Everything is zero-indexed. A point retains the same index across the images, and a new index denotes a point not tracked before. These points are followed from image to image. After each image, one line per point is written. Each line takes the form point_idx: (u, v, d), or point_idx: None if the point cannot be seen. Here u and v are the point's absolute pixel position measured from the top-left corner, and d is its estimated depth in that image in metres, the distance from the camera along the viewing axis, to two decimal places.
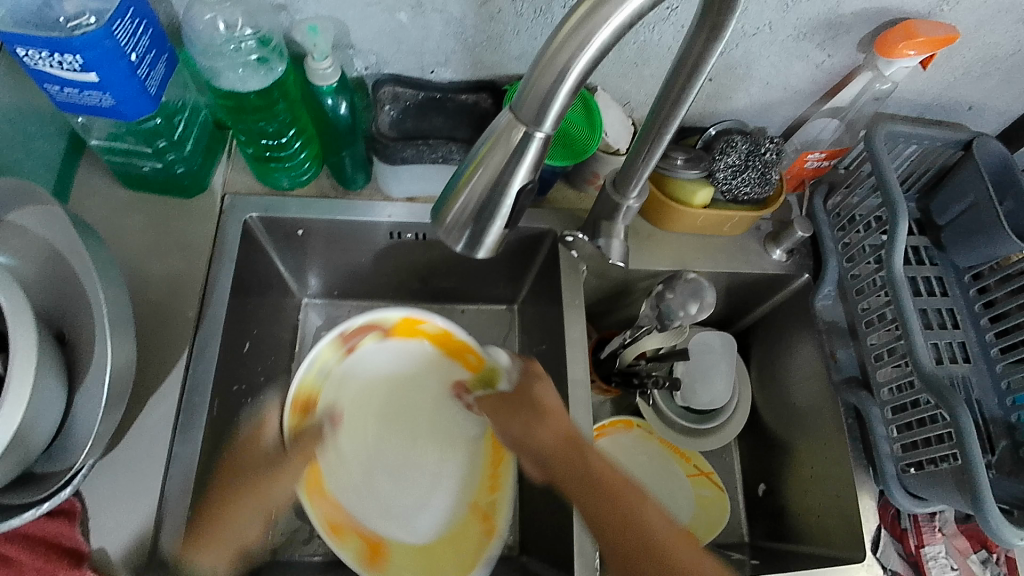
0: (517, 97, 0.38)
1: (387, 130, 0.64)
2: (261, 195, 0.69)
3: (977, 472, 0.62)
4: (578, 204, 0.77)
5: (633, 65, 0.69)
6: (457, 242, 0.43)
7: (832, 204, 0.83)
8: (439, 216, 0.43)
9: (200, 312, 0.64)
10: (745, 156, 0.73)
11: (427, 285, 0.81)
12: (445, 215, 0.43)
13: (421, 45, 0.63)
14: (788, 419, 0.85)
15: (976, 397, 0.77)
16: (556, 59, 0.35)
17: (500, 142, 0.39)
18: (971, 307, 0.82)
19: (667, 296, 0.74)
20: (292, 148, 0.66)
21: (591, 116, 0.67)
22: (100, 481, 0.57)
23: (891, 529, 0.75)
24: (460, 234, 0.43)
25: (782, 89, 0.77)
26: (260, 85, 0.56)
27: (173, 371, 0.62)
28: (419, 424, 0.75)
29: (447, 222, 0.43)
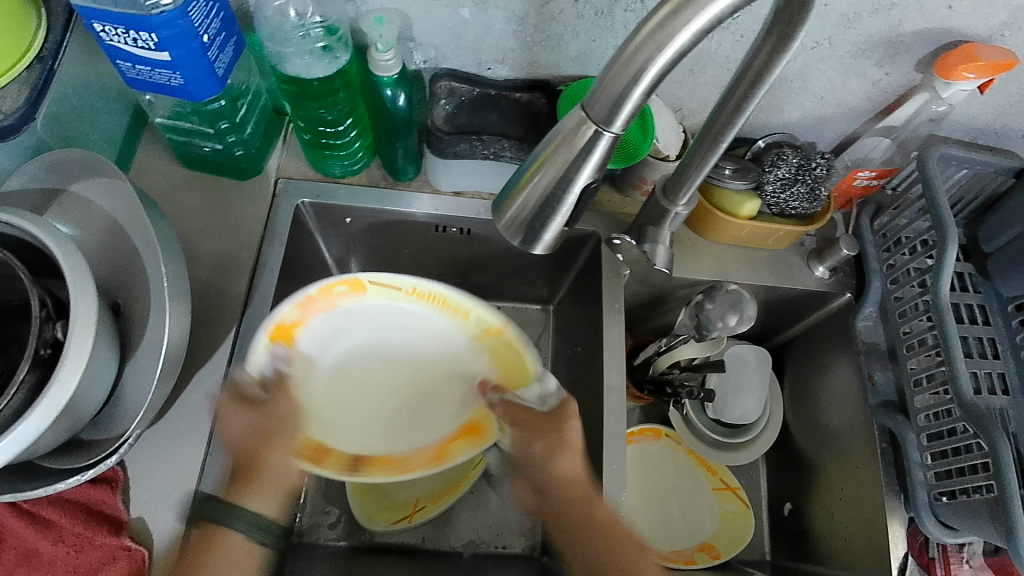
0: (588, 96, 0.38)
1: (441, 123, 0.64)
2: (312, 181, 0.70)
3: (1014, 504, 0.61)
4: (623, 208, 0.77)
5: (689, 73, 0.69)
6: (516, 236, 0.44)
7: (878, 224, 0.82)
8: (500, 210, 0.43)
9: (248, 292, 0.65)
10: (795, 170, 0.73)
11: (466, 280, 0.82)
12: (506, 210, 0.43)
13: (480, 42, 0.63)
14: (820, 438, 0.84)
15: (1014, 429, 0.76)
16: (633, 60, 0.35)
17: (568, 138, 0.39)
18: (1013, 337, 0.80)
19: (706, 306, 0.74)
20: (348, 136, 0.67)
21: (645, 122, 0.68)
22: (143, 451, 0.59)
23: (919, 558, 0.73)
24: (521, 229, 0.43)
25: (835, 105, 0.76)
26: (324, 73, 0.57)
27: (217, 349, 0.63)
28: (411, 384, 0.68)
29: (508, 217, 0.43)
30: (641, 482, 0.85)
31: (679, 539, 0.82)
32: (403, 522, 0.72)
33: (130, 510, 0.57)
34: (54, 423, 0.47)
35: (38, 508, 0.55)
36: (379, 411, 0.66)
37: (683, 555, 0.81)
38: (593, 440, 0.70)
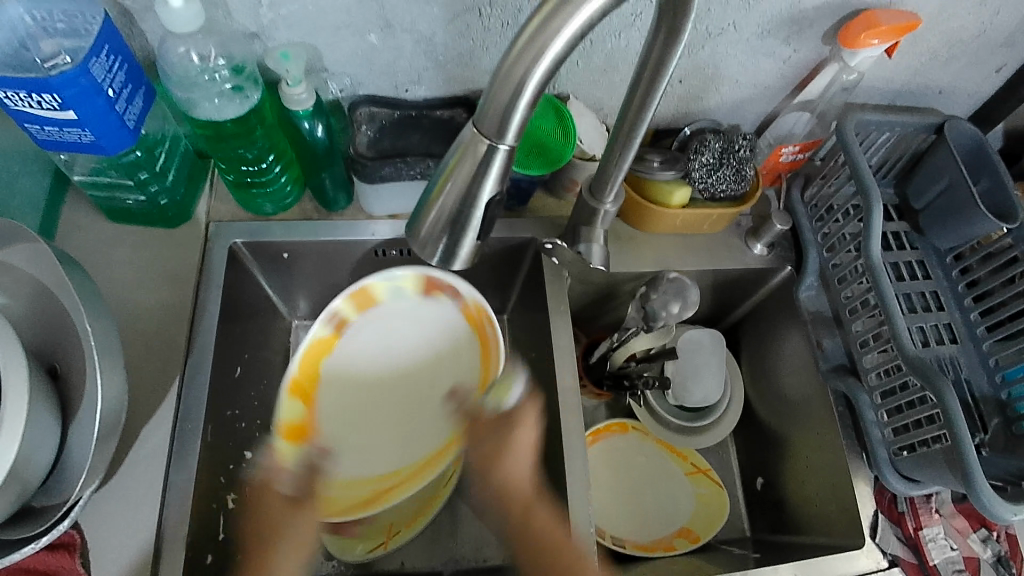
0: (478, 111, 0.38)
1: (365, 150, 0.65)
2: (244, 221, 0.70)
3: (966, 451, 0.62)
4: (559, 211, 0.79)
5: (603, 72, 0.71)
6: (433, 255, 0.44)
7: (809, 195, 0.84)
8: (414, 231, 0.44)
9: (190, 339, 0.64)
10: (718, 155, 0.74)
11: None
12: (420, 230, 0.44)
13: (393, 64, 0.64)
14: (781, 410, 0.86)
15: (965, 377, 0.78)
16: (513, 71, 0.36)
17: (466, 153, 0.40)
18: (955, 288, 0.83)
19: (650, 297, 0.76)
20: (272, 173, 0.66)
21: (565, 124, 0.68)
22: (98, 512, 0.58)
23: (888, 513, 0.75)
24: (435, 247, 0.44)
25: (751, 86, 0.78)
26: (236, 113, 0.57)
27: (164, 399, 0.63)
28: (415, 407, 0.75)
29: (423, 236, 0.44)
30: (612, 476, 0.85)
31: (656, 528, 0.82)
32: (380, 549, 0.69)
33: (91, 572, 0.56)
34: None
35: None
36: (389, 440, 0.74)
37: (662, 543, 0.81)
38: (555, 443, 0.71)
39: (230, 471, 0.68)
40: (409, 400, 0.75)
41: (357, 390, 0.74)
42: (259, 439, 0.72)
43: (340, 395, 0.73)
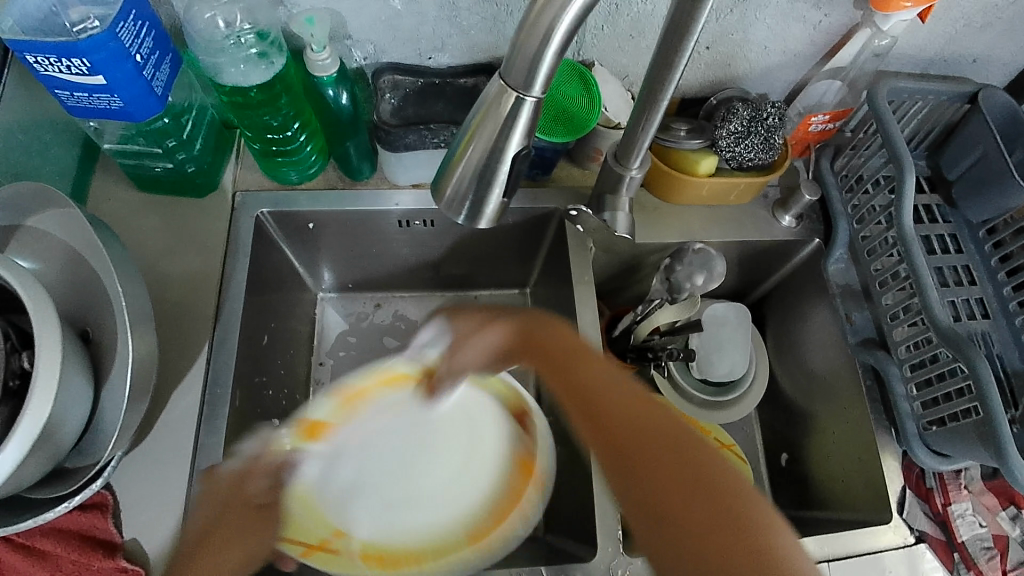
0: (504, 64, 0.38)
1: (388, 117, 0.64)
2: (270, 190, 0.70)
3: (1001, 423, 0.61)
4: (582, 181, 0.78)
5: (629, 38, 0.69)
6: (460, 214, 0.45)
7: (839, 165, 0.82)
8: (440, 189, 0.44)
9: (217, 307, 0.65)
10: (747, 122, 0.73)
11: (440, 273, 0.85)
12: (445, 188, 0.44)
13: (416, 30, 0.63)
14: (807, 385, 0.85)
15: (998, 352, 0.76)
16: (540, 21, 0.35)
17: (493, 107, 0.39)
18: (987, 262, 0.81)
19: (675, 268, 0.76)
20: (298, 142, 0.66)
21: (591, 92, 0.67)
22: (129, 473, 0.59)
23: (916, 489, 0.74)
24: (461, 207, 0.44)
25: (781, 53, 0.76)
26: (262, 78, 0.57)
27: (193, 365, 0.63)
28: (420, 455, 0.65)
29: (448, 194, 0.44)
30: None
31: None
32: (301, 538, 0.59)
33: (123, 532, 0.57)
34: (34, 452, 0.47)
35: (32, 540, 0.54)
36: (382, 480, 0.64)
37: None
38: None
39: (256, 437, 0.69)
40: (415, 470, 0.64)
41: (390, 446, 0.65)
42: (286, 408, 0.74)
43: (351, 465, 0.64)
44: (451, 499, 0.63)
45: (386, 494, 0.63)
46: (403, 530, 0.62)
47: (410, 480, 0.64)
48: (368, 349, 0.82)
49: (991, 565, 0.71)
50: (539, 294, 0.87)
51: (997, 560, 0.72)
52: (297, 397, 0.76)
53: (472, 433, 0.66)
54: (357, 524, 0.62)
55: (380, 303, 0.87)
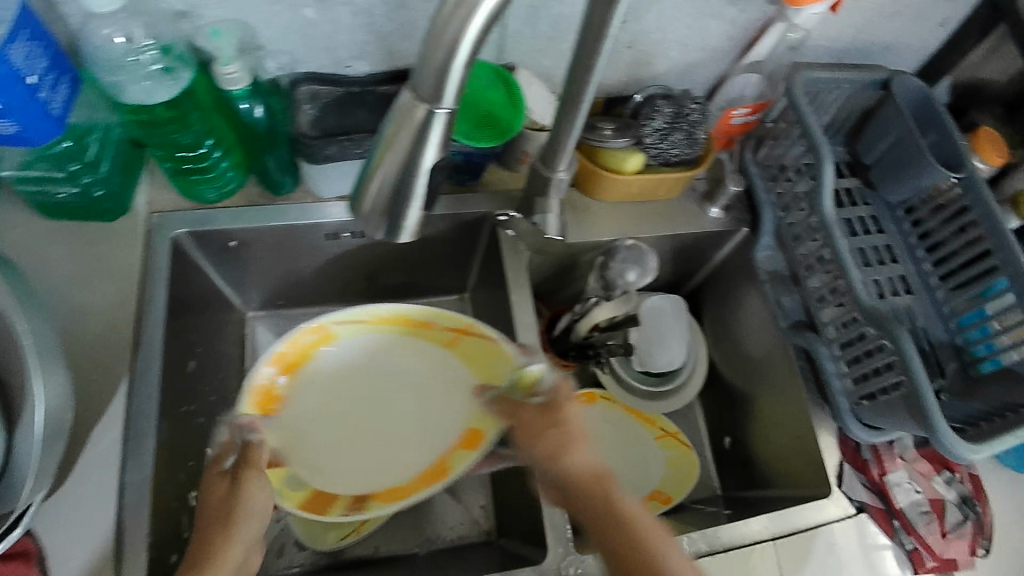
0: (414, 76, 0.37)
1: (308, 129, 0.61)
2: (185, 210, 0.67)
3: (925, 393, 0.62)
4: (513, 184, 0.78)
5: (551, 40, 0.69)
6: (379, 231, 0.43)
7: (761, 155, 0.84)
8: (358, 205, 0.43)
9: (137, 336, 0.63)
10: (671, 119, 0.75)
11: (374, 284, 0.84)
12: (363, 205, 0.42)
13: (331, 40, 0.61)
14: (744, 370, 0.87)
15: (921, 325, 0.79)
16: (446, 32, 0.34)
17: (404, 119, 0.38)
18: (908, 241, 0.84)
19: (609, 265, 0.78)
20: (212, 158, 0.63)
21: (514, 96, 0.67)
22: (51, 517, 0.56)
23: (853, 462, 0.76)
24: (378, 224, 0.43)
25: (700, 50, 0.77)
26: (168, 95, 0.54)
27: (115, 398, 0.61)
28: (359, 432, 0.75)
29: (366, 211, 0.42)
30: None
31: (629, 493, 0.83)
32: (352, 536, 0.75)
33: None
34: None
35: None
36: (367, 407, 0.77)
37: None
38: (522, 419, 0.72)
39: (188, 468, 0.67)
40: (359, 418, 0.76)
41: (339, 426, 0.75)
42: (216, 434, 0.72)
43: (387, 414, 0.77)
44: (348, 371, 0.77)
45: (358, 410, 0.76)
46: (337, 384, 0.76)
47: (357, 397, 0.77)
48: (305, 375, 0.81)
49: (931, 529, 0.73)
50: (477, 298, 0.87)
51: (935, 523, 0.74)
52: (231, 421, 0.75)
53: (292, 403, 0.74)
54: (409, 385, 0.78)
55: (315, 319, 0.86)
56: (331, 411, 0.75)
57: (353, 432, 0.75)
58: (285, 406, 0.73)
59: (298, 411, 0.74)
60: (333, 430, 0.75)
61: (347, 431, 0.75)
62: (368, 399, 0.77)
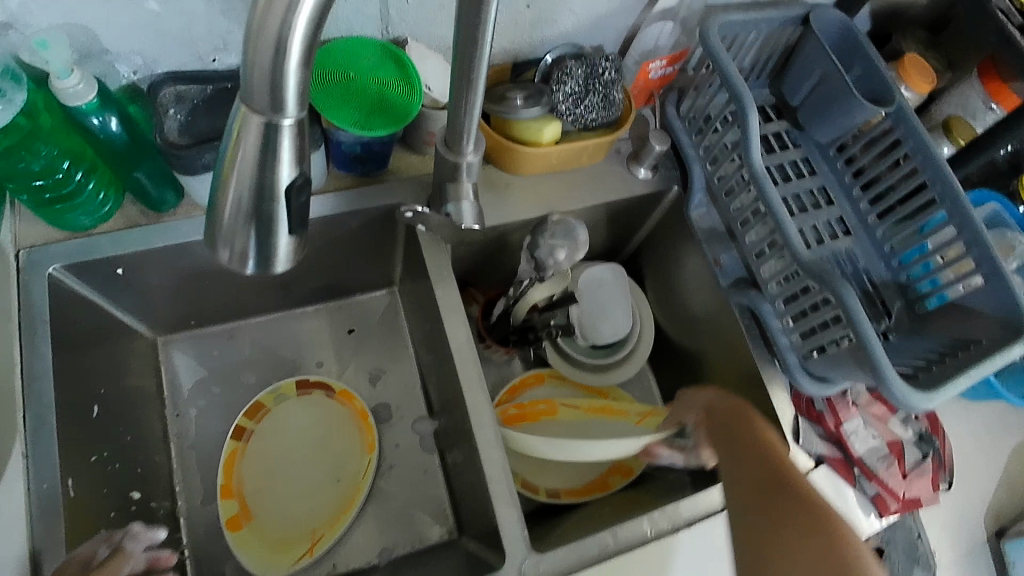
0: (243, 86, 0.31)
1: (175, 137, 0.55)
2: (59, 241, 0.60)
3: (873, 346, 0.60)
4: (423, 168, 0.72)
5: (439, 7, 0.63)
6: (245, 265, 0.37)
7: (684, 109, 0.79)
8: (213, 225, 0.36)
9: (22, 389, 0.56)
10: (583, 82, 0.70)
11: (292, 290, 0.79)
12: (218, 244, 0.37)
13: (187, 33, 0.54)
14: (692, 329, 0.84)
15: (863, 267, 0.77)
16: (266, 27, 0.29)
17: (244, 136, 0.33)
18: (842, 181, 0.81)
19: (537, 244, 0.72)
20: (74, 181, 0.56)
21: (407, 71, 0.60)
22: None
23: (807, 414, 0.75)
24: (241, 259, 0.37)
25: (606, 1, 0.72)
26: (2, 121, 0.47)
27: (8, 462, 0.54)
28: (300, 479, 0.74)
29: (225, 247, 0.37)
30: None
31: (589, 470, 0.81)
32: (305, 558, 0.71)
33: None
34: None
35: None
36: (315, 453, 0.76)
37: (598, 483, 0.80)
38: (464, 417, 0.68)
39: (109, 518, 0.62)
40: (306, 465, 0.75)
41: (288, 479, 0.74)
42: (136, 476, 0.67)
43: (328, 457, 0.76)
44: (298, 426, 0.77)
45: (301, 461, 0.75)
46: (288, 437, 0.76)
47: (306, 447, 0.76)
48: (231, 398, 0.77)
49: (892, 472, 0.73)
50: (406, 292, 0.82)
51: (895, 466, 0.73)
52: (152, 460, 0.70)
53: (246, 461, 0.74)
54: (341, 428, 0.77)
55: (234, 334, 0.80)
56: (280, 466, 0.75)
57: (303, 478, 0.75)
58: (251, 454, 0.74)
59: (262, 454, 0.75)
60: (283, 478, 0.74)
61: (300, 480, 0.74)
62: (312, 449, 0.76)
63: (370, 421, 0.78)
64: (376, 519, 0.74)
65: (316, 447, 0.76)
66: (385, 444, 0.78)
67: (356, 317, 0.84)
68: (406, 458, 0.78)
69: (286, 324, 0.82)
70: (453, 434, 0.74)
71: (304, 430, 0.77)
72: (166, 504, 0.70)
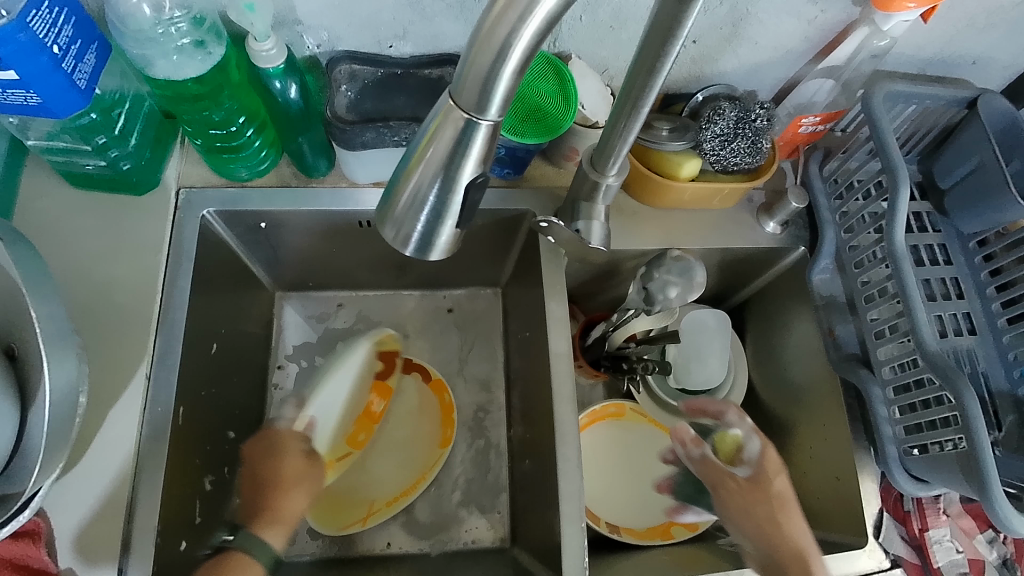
0: (455, 82, 0.33)
1: (344, 112, 0.58)
2: (217, 188, 0.65)
3: (985, 458, 0.57)
4: (557, 181, 0.73)
5: (610, 30, 0.64)
6: (407, 245, 0.39)
7: (828, 169, 0.77)
8: (386, 211, 0.39)
9: (160, 315, 0.61)
10: (734, 124, 0.68)
11: (406, 273, 0.81)
12: (386, 223, 0.39)
13: (374, 17, 0.57)
14: (784, 395, 0.81)
15: (981, 370, 0.72)
16: (494, 33, 0.30)
17: (440, 132, 0.34)
18: (977, 276, 0.76)
19: (653, 276, 0.71)
20: (244, 136, 0.61)
21: (566, 89, 0.62)
22: (64, 495, 0.55)
23: (893, 512, 0.72)
24: (408, 238, 0.39)
25: (772, 49, 0.71)
26: (198, 71, 0.51)
27: (132, 381, 0.59)
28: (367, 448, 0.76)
29: (390, 227, 0.38)
30: (611, 460, 0.82)
31: (654, 513, 0.79)
32: (356, 526, 0.73)
33: (57, 562, 0.53)
34: None
35: None
36: (387, 427, 0.78)
37: (660, 529, 0.79)
38: (546, 431, 0.69)
39: (205, 452, 0.65)
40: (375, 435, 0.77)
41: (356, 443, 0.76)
42: (236, 417, 0.71)
43: (399, 436, 0.78)
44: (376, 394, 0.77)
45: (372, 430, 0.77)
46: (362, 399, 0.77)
47: (380, 418, 0.78)
48: None
49: None
50: (511, 295, 0.83)
51: None
52: (250, 404, 0.73)
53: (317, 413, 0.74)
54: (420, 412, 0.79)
55: (343, 303, 0.83)
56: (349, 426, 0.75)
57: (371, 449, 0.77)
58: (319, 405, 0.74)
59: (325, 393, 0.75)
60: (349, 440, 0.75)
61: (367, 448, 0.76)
62: (386, 422, 0.78)
63: (454, 416, 0.79)
64: (438, 508, 0.76)
65: (391, 422, 0.78)
66: (461, 441, 0.79)
67: (455, 309, 0.85)
68: (477, 456, 0.78)
69: (391, 302, 0.84)
70: (527, 446, 0.75)
71: (380, 391, 0.78)
72: None
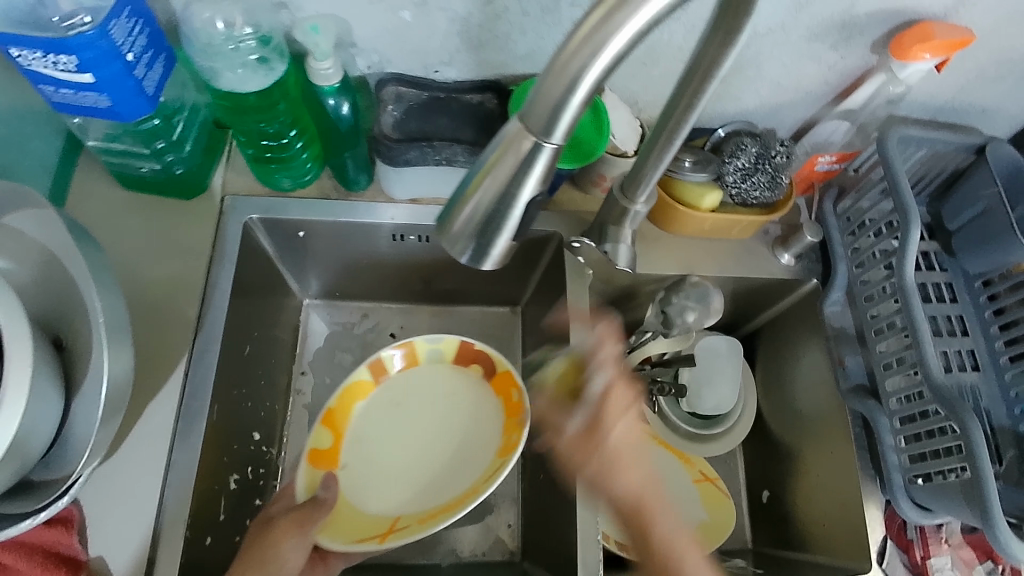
0: (525, 105, 0.36)
1: (390, 130, 0.61)
2: (260, 196, 0.68)
3: (988, 485, 0.59)
4: (583, 206, 0.76)
5: (642, 66, 0.68)
6: (461, 253, 0.41)
7: (842, 207, 0.81)
8: (445, 226, 0.40)
9: (200, 315, 0.63)
10: (754, 159, 0.72)
11: (429, 287, 0.83)
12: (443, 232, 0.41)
13: (424, 44, 0.60)
14: (793, 423, 0.83)
15: (985, 406, 0.75)
16: (567, 67, 0.34)
17: (508, 150, 0.37)
18: (981, 315, 0.79)
19: (671, 300, 0.74)
20: (293, 148, 0.64)
21: (600, 120, 0.66)
22: (100, 485, 0.57)
23: (896, 540, 0.73)
24: (464, 247, 0.40)
25: (792, 90, 0.74)
26: (260, 85, 0.54)
27: (171, 376, 0.61)
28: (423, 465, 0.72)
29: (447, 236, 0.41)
30: None
31: None
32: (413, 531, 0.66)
33: (88, 549, 0.55)
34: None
35: None
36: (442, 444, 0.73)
37: None
38: None
39: (232, 451, 0.67)
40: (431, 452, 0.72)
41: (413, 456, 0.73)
42: (262, 419, 0.72)
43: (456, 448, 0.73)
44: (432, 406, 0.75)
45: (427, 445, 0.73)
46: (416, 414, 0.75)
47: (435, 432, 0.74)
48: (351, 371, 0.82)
49: None
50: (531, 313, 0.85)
51: None
52: (275, 408, 0.75)
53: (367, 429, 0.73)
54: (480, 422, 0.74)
55: (367, 314, 0.85)
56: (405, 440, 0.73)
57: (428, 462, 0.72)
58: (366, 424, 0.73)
59: (382, 403, 0.74)
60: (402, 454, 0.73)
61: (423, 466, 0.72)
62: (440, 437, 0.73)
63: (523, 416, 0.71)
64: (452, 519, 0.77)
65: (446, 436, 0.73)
66: None
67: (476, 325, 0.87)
68: None
69: (413, 315, 0.86)
70: (542, 460, 0.76)
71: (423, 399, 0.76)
72: (273, 450, 0.74)
